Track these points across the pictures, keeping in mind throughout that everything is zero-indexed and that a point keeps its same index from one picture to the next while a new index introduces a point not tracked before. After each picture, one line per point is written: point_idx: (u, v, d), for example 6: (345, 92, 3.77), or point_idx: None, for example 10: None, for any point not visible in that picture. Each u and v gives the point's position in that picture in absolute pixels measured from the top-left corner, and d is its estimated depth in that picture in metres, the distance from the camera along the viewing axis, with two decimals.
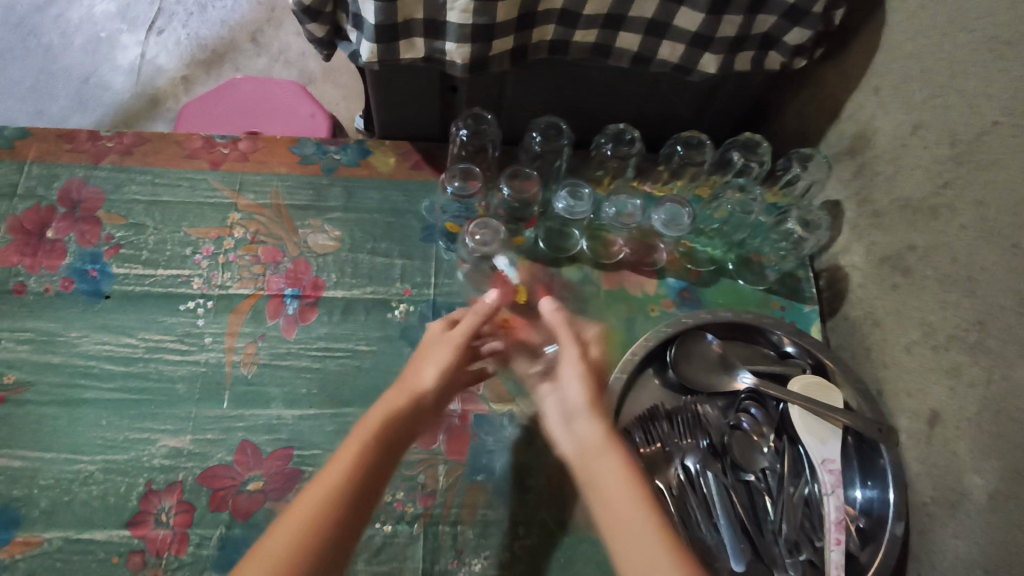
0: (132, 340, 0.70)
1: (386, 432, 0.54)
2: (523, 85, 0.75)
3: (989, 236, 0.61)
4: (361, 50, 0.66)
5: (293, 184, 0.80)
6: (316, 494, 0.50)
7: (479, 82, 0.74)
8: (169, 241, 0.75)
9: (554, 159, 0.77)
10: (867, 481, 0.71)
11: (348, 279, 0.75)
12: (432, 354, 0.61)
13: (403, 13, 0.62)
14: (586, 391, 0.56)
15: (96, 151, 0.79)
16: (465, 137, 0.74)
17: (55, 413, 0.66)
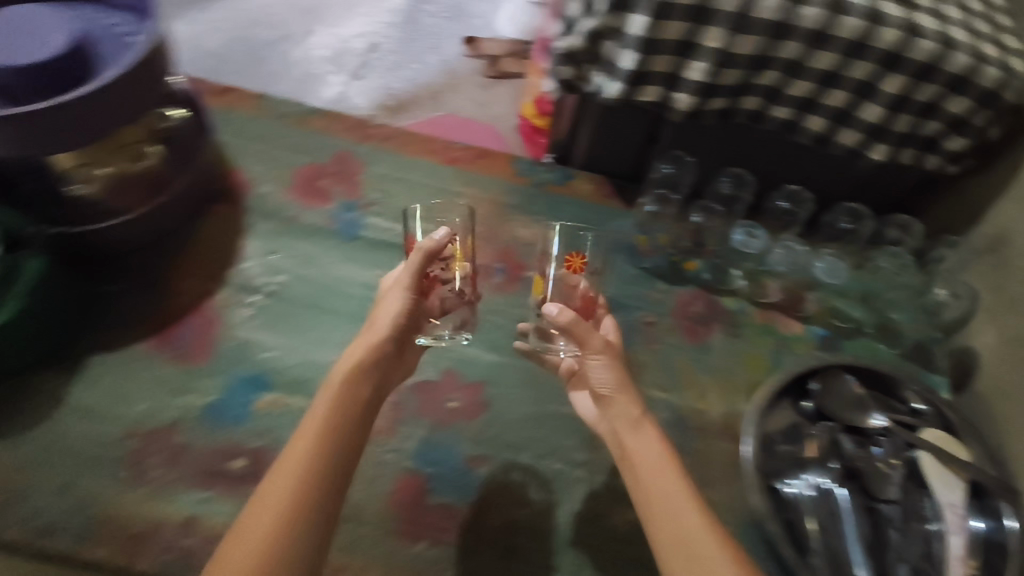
0: (374, 274, 0.86)
1: (343, 396, 0.57)
2: (712, 143, 0.91)
3: None
4: (605, 88, 0.85)
5: (509, 189, 0.97)
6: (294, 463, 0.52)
7: (677, 134, 0.90)
8: (408, 207, 0.93)
9: (735, 203, 0.95)
10: (987, 517, 0.75)
11: (547, 267, 0.91)
12: (384, 303, 0.65)
13: (650, 65, 0.80)
14: (631, 407, 0.61)
15: (360, 132, 0.99)
16: (667, 173, 0.91)
17: (306, 312, 0.82)
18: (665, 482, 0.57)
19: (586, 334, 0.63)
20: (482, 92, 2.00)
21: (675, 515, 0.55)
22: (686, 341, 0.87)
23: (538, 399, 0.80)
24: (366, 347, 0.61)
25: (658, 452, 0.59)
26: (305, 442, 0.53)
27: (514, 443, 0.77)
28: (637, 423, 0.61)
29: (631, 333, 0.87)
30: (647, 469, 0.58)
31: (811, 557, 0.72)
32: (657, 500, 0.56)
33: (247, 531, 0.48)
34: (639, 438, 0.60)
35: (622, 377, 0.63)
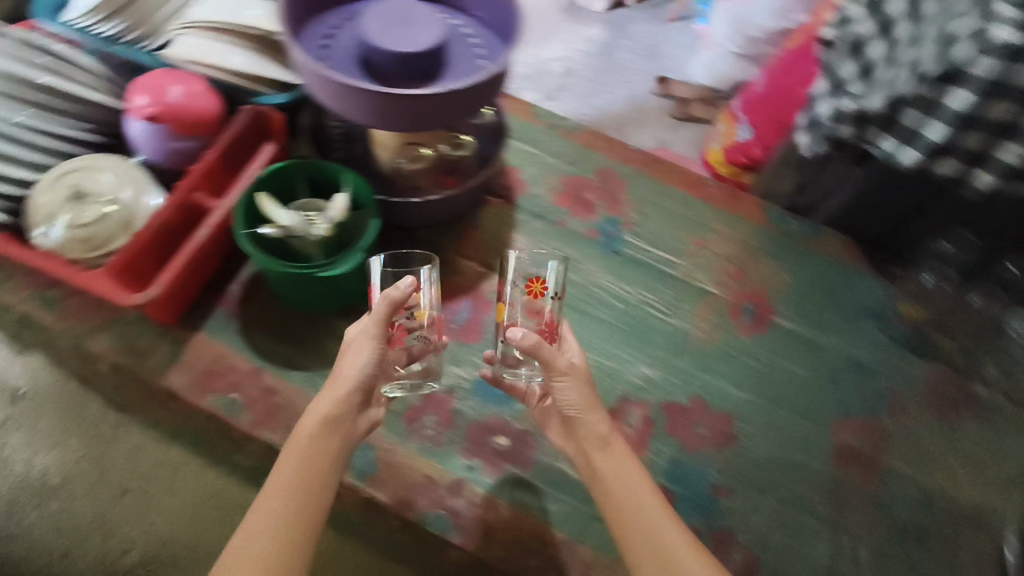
0: (631, 289, 0.90)
1: (310, 448, 0.62)
2: (990, 224, 0.90)
3: None
4: (899, 154, 0.85)
5: (760, 232, 0.99)
6: (271, 509, 0.59)
7: (952, 207, 0.92)
8: (666, 233, 0.96)
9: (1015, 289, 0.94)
10: None
11: (794, 316, 0.91)
12: (349, 352, 0.67)
13: (962, 141, 0.80)
14: (594, 422, 0.65)
15: (624, 155, 1.04)
16: (948, 249, 0.96)
17: (571, 312, 0.87)
18: (646, 507, 0.61)
19: (555, 360, 0.65)
20: (665, 130, 2.10)
21: (646, 522, 0.60)
22: (935, 420, 0.85)
23: (784, 445, 0.80)
24: (340, 398, 0.65)
25: (639, 480, 0.63)
26: (286, 478, 0.61)
27: (758, 483, 0.77)
28: (608, 442, 0.64)
29: (880, 401, 0.85)
30: (621, 497, 0.62)
31: None
32: (633, 512, 0.61)
33: (256, 541, 0.58)
34: (618, 467, 0.63)
35: (597, 406, 0.66)
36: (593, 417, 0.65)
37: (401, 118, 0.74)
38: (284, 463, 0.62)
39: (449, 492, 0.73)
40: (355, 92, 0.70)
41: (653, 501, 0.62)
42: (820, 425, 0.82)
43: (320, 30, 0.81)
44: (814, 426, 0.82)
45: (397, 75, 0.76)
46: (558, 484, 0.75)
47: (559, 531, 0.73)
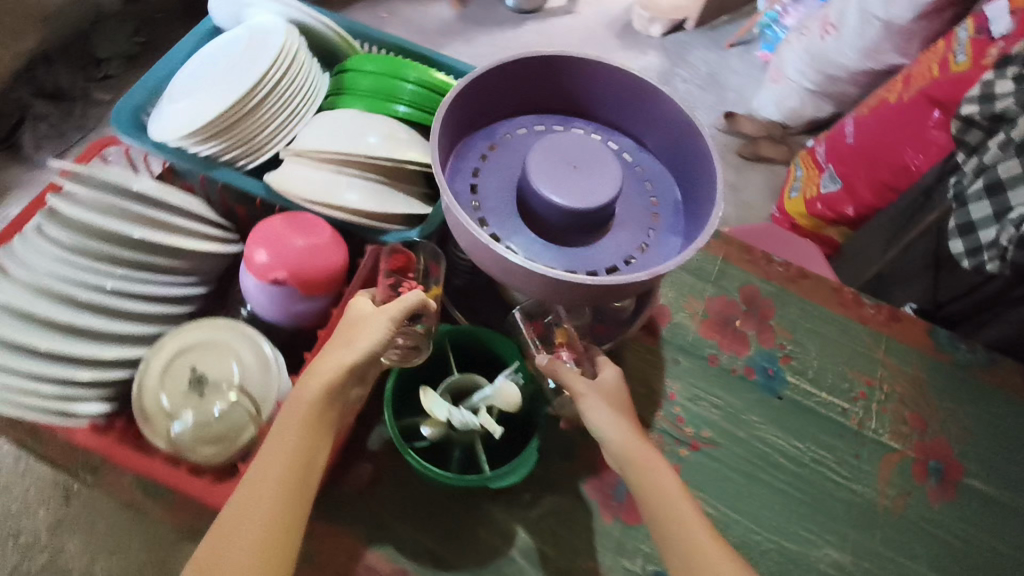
0: (801, 445, 0.79)
1: (305, 422, 0.54)
2: None
3: None
4: None
5: (931, 365, 0.88)
6: (266, 501, 0.52)
7: None
8: (830, 370, 0.85)
9: None
10: None
11: (984, 474, 0.80)
12: (347, 336, 0.57)
13: None
14: (624, 434, 0.58)
15: (768, 270, 0.92)
16: None
17: (738, 480, 0.75)
18: (680, 508, 0.55)
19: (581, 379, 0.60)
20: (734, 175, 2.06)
21: (682, 535, 0.54)
22: None
23: None
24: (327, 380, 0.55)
25: (662, 477, 0.56)
26: (279, 464, 0.53)
27: None
28: (631, 435, 0.58)
29: None
30: (647, 495, 0.56)
31: None
32: (669, 526, 0.54)
33: (241, 523, 0.51)
34: (647, 465, 0.57)
35: (625, 419, 0.59)
36: (621, 427, 0.58)
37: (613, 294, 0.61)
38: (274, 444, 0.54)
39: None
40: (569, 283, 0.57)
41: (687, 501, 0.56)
42: None
43: (466, 180, 0.68)
44: None
45: (564, 228, 0.65)
46: None
47: None
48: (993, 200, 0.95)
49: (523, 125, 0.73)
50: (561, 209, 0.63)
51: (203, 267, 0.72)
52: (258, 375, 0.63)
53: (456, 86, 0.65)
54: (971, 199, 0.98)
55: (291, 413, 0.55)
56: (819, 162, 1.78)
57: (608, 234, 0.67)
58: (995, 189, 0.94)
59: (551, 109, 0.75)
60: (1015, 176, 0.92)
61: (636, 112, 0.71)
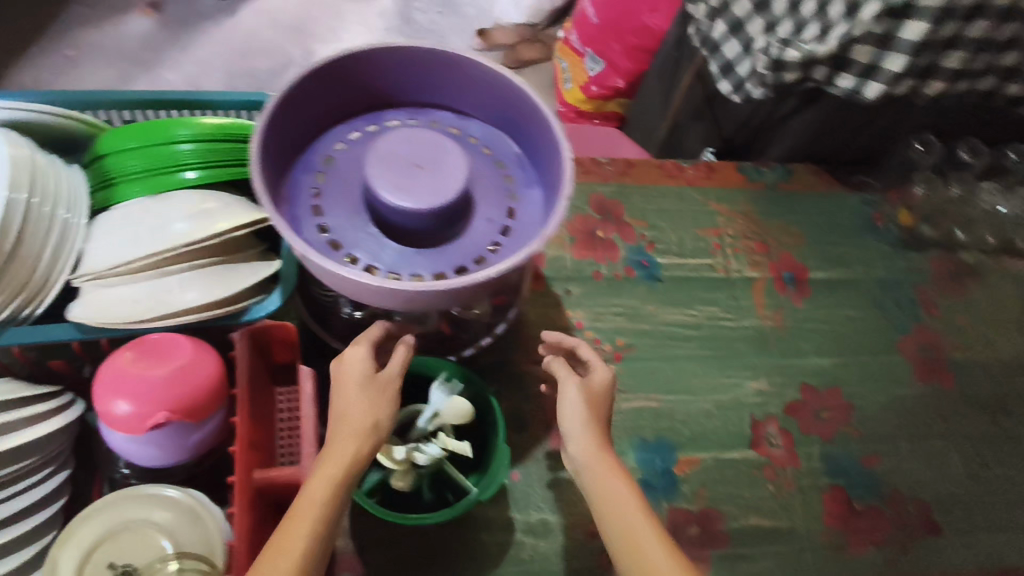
0: (693, 311, 0.89)
1: (350, 463, 0.53)
2: (903, 117, 0.99)
3: None
4: (842, 82, 0.92)
5: (753, 196, 1.01)
6: (298, 544, 0.49)
7: (858, 112, 0.98)
8: (685, 238, 0.95)
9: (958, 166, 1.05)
10: None
11: (821, 264, 0.97)
12: (366, 396, 0.56)
13: (888, 61, 0.88)
14: (590, 444, 0.59)
15: (603, 173, 0.98)
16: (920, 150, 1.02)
17: (662, 364, 0.84)
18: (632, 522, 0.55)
19: (567, 409, 0.61)
20: None
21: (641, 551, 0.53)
22: (956, 300, 0.97)
23: (883, 386, 0.88)
24: (350, 438, 0.54)
25: (609, 466, 0.58)
26: (315, 499, 0.51)
27: (886, 433, 0.85)
28: (595, 458, 0.58)
29: (915, 306, 0.95)
30: (608, 513, 0.56)
31: None
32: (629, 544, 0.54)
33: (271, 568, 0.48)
34: (607, 484, 0.57)
35: (595, 429, 0.60)
36: (577, 417, 0.60)
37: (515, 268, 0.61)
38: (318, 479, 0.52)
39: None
40: (466, 285, 0.57)
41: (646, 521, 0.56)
42: (893, 351, 0.91)
43: (313, 226, 0.62)
44: (891, 355, 0.91)
45: (437, 228, 0.63)
46: (757, 540, 0.74)
47: None
48: (739, 36, 1.00)
49: (339, 140, 0.68)
50: (425, 214, 0.60)
51: (51, 448, 0.64)
52: (182, 525, 0.60)
53: (253, 137, 0.58)
54: (722, 42, 1.03)
55: (336, 450, 0.53)
56: (577, 48, 1.86)
57: (475, 214, 0.66)
58: (739, 26, 1.00)
59: (357, 114, 0.70)
60: (747, 12, 0.97)
61: (437, 82, 0.69)
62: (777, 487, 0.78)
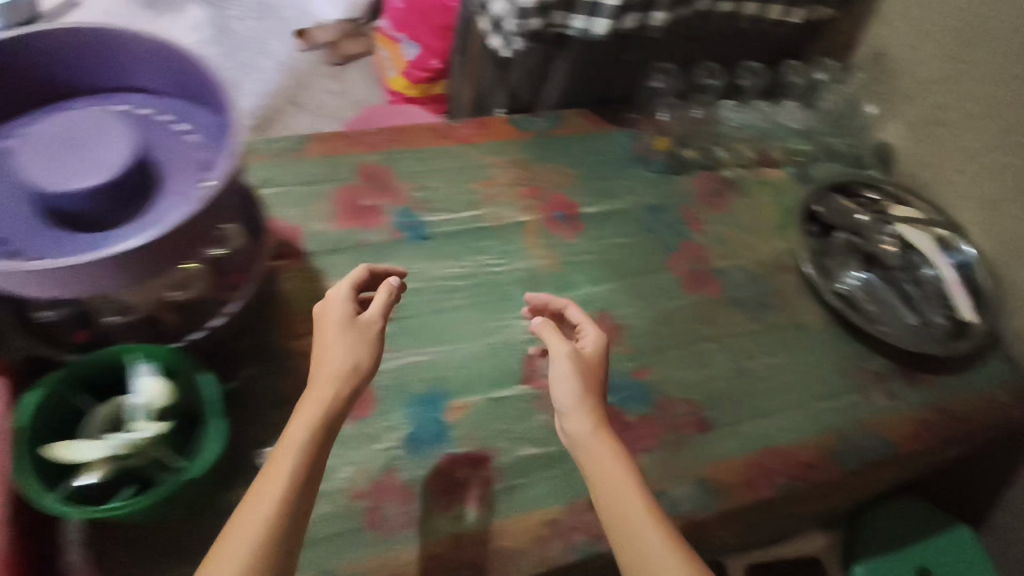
0: (464, 264, 0.89)
1: (334, 400, 0.61)
2: (646, 50, 1.03)
3: (997, 95, 0.97)
4: (579, 25, 0.95)
5: (527, 146, 1.03)
6: (280, 473, 0.56)
7: (599, 51, 1.02)
8: (453, 194, 0.95)
9: (704, 90, 1.13)
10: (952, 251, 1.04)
11: (592, 199, 1.00)
12: (338, 345, 0.65)
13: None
14: (587, 415, 0.66)
15: (370, 141, 0.98)
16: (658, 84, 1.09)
17: (431, 318, 0.85)
18: (619, 478, 0.62)
19: (563, 386, 0.68)
20: (335, 82, 2.02)
21: (630, 497, 0.60)
22: (720, 214, 1.04)
23: (655, 303, 0.92)
24: (334, 380, 0.62)
25: (603, 439, 0.64)
26: (296, 433, 0.58)
27: (658, 346, 0.88)
28: (588, 436, 0.65)
29: (681, 225, 1.01)
30: (598, 470, 0.62)
31: (884, 324, 0.95)
32: (618, 501, 0.60)
33: (257, 499, 0.54)
34: (597, 456, 0.63)
35: (590, 401, 0.67)
36: (569, 386, 0.68)
37: (205, 228, 0.61)
38: (299, 414, 0.60)
39: (428, 565, 0.68)
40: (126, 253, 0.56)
41: (631, 480, 0.62)
42: (664, 270, 0.95)
43: None
44: (662, 274, 0.95)
45: (109, 207, 0.60)
46: (532, 469, 0.76)
47: (553, 506, 0.74)
48: None
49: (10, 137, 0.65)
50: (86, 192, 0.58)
51: None
52: None
53: None
54: None
55: (317, 388, 0.62)
56: (391, 35, 1.85)
57: (160, 190, 0.64)
58: None
59: (22, 116, 0.68)
60: None
61: (117, 66, 0.68)
62: (550, 417, 0.80)
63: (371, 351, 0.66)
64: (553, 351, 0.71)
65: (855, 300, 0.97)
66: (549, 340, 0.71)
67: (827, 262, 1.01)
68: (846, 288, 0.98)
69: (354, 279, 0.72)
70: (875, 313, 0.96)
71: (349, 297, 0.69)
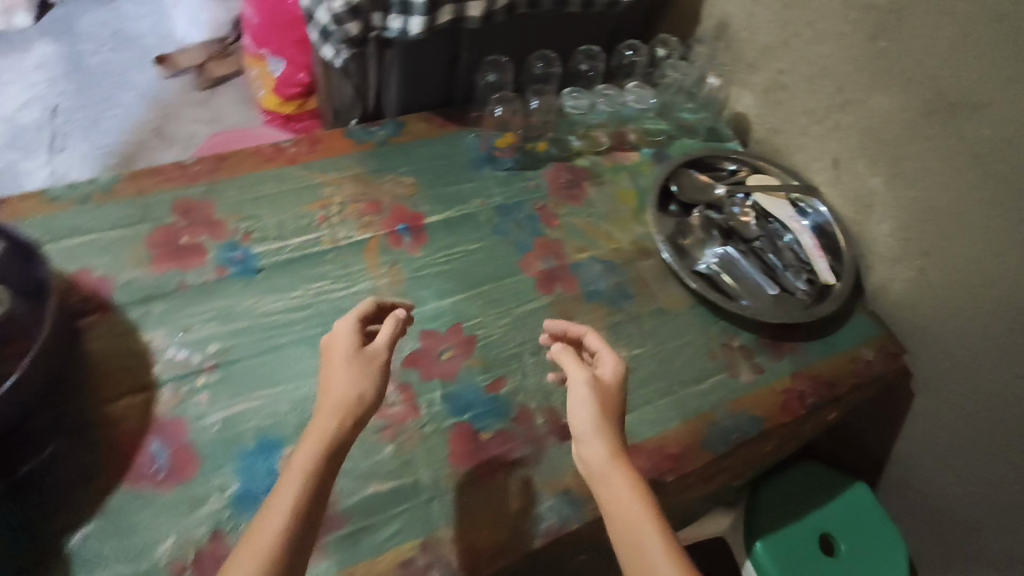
0: (298, 293, 0.83)
1: (334, 439, 0.58)
2: (478, 45, 1.02)
3: (826, 55, 0.98)
4: (397, 27, 0.92)
5: (360, 159, 0.98)
6: (286, 507, 0.53)
7: (433, 53, 1.00)
8: (285, 220, 0.89)
9: (547, 82, 1.12)
10: (807, 215, 1.06)
11: (437, 207, 0.96)
12: (332, 380, 0.62)
13: None
14: (603, 433, 0.63)
15: (188, 174, 0.91)
16: (492, 78, 1.07)
17: (264, 358, 0.77)
18: (625, 494, 0.58)
19: (579, 405, 0.65)
20: (205, 108, 1.86)
21: (635, 516, 0.56)
22: (574, 206, 1.01)
23: (508, 308, 0.88)
24: (334, 409, 0.60)
25: (619, 461, 0.61)
26: (293, 474, 0.55)
27: (513, 353, 0.84)
28: (604, 457, 0.61)
29: (534, 222, 0.98)
30: (607, 488, 0.59)
31: (744, 297, 0.96)
32: (625, 521, 0.57)
33: (256, 537, 0.52)
34: (611, 480, 0.60)
35: (608, 421, 0.64)
36: (587, 414, 0.64)
37: None
38: (304, 447, 0.57)
39: None
40: None
41: (641, 500, 0.58)
42: (516, 272, 0.92)
43: None
44: (514, 277, 0.91)
45: None
46: (376, 508, 0.70)
47: (402, 543, 0.69)
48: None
49: None
50: None
51: None
52: None
53: None
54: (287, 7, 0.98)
55: (320, 422, 0.59)
56: (257, 53, 1.74)
57: None
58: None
59: None
60: None
61: None
62: (398, 445, 0.75)
63: (365, 385, 0.62)
64: (574, 372, 0.68)
65: (716, 277, 0.97)
66: (568, 362, 0.68)
67: (687, 242, 1.00)
68: (707, 265, 0.97)
69: (362, 309, 0.70)
70: (736, 287, 0.96)
71: (358, 330, 0.67)
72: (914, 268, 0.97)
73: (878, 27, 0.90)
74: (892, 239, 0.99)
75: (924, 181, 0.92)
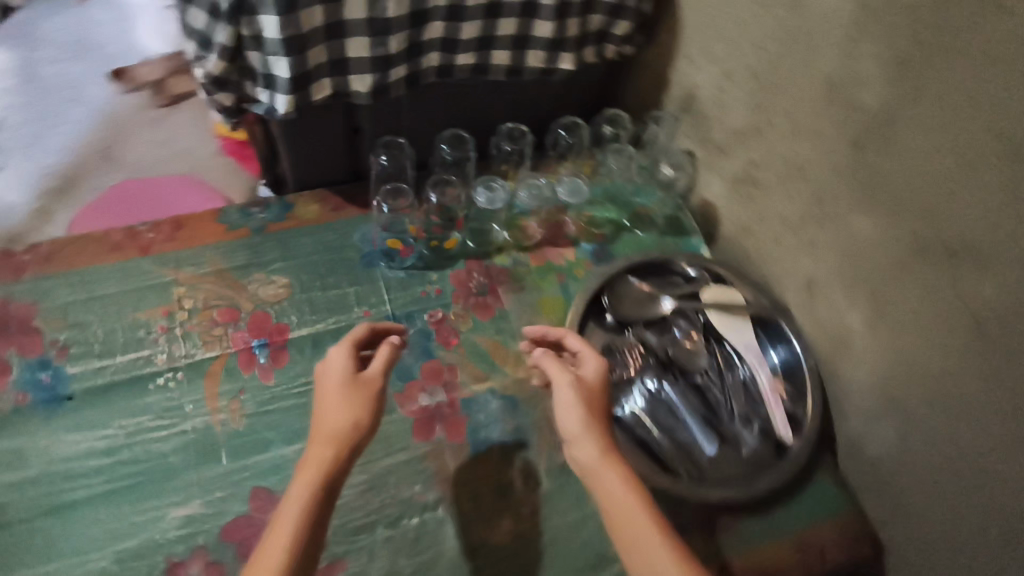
0: (109, 431, 0.69)
1: (347, 446, 0.54)
2: (378, 119, 0.87)
3: (803, 154, 0.79)
4: (274, 105, 0.74)
5: (227, 249, 0.83)
6: (297, 511, 0.49)
7: (323, 130, 0.84)
8: (119, 330, 0.75)
9: (463, 164, 0.94)
10: (776, 344, 0.86)
11: (308, 316, 0.80)
12: (332, 392, 0.58)
13: (311, 61, 0.71)
14: (592, 432, 0.57)
15: (14, 265, 0.79)
16: (385, 161, 0.90)
17: (46, 523, 0.64)
18: (628, 495, 0.53)
19: (566, 403, 0.59)
20: (161, 127, 1.62)
21: (642, 531, 0.51)
22: (481, 319, 0.84)
23: (368, 459, 0.72)
24: (334, 437, 0.54)
25: (615, 461, 0.56)
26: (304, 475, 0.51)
27: (363, 524, 0.68)
28: (596, 459, 0.56)
29: (428, 340, 0.81)
30: (608, 498, 0.53)
31: (672, 459, 0.78)
32: (626, 526, 0.52)
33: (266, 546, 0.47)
34: (605, 477, 0.55)
35: (595, 417, 0.59)
36: (575, 412, 0.59)
37: None
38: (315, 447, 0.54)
39: None
40: None
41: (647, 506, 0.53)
42: (390, 410, 0.75)
43: None
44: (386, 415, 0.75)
45: None
46: None
47: None
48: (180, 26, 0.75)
49: None
50: None
51: None
52: None
53: None
54: None
55: (322, 416, 0.56)
56: None
57: None
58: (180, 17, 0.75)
59: None
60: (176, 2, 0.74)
61: None
62: None
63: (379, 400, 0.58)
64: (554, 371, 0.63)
65: (641, 427, 0.79)
66: (548, 364, 0.63)
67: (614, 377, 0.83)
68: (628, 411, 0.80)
69: (354, 338, 0.64)
70: (663, 440, 0.79)
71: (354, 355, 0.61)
72: (894, 428, 0.76)
73: (863, 133, 0.71)
74: (875, 387, 0.78)
75: (911, 330, 0.72)
